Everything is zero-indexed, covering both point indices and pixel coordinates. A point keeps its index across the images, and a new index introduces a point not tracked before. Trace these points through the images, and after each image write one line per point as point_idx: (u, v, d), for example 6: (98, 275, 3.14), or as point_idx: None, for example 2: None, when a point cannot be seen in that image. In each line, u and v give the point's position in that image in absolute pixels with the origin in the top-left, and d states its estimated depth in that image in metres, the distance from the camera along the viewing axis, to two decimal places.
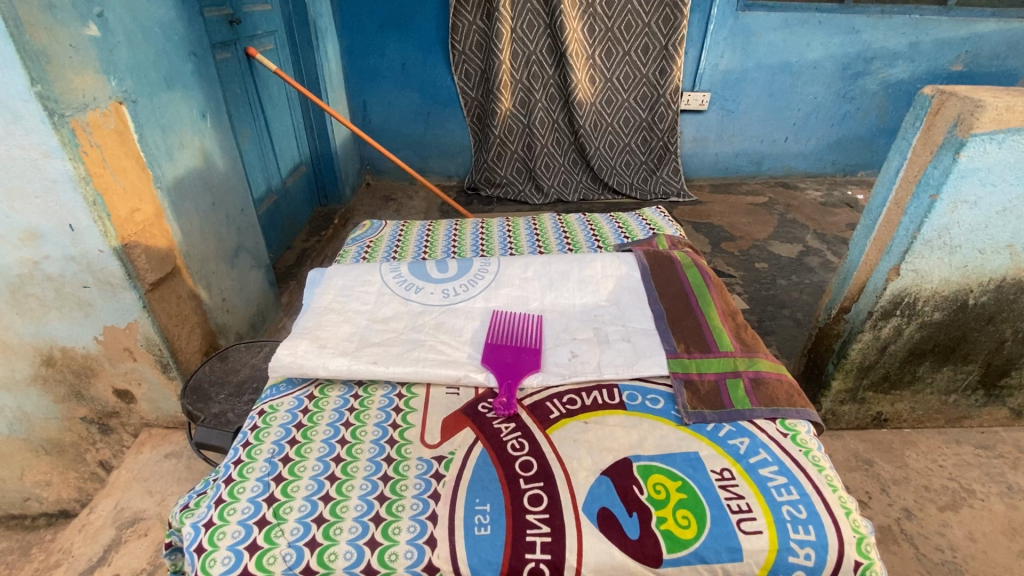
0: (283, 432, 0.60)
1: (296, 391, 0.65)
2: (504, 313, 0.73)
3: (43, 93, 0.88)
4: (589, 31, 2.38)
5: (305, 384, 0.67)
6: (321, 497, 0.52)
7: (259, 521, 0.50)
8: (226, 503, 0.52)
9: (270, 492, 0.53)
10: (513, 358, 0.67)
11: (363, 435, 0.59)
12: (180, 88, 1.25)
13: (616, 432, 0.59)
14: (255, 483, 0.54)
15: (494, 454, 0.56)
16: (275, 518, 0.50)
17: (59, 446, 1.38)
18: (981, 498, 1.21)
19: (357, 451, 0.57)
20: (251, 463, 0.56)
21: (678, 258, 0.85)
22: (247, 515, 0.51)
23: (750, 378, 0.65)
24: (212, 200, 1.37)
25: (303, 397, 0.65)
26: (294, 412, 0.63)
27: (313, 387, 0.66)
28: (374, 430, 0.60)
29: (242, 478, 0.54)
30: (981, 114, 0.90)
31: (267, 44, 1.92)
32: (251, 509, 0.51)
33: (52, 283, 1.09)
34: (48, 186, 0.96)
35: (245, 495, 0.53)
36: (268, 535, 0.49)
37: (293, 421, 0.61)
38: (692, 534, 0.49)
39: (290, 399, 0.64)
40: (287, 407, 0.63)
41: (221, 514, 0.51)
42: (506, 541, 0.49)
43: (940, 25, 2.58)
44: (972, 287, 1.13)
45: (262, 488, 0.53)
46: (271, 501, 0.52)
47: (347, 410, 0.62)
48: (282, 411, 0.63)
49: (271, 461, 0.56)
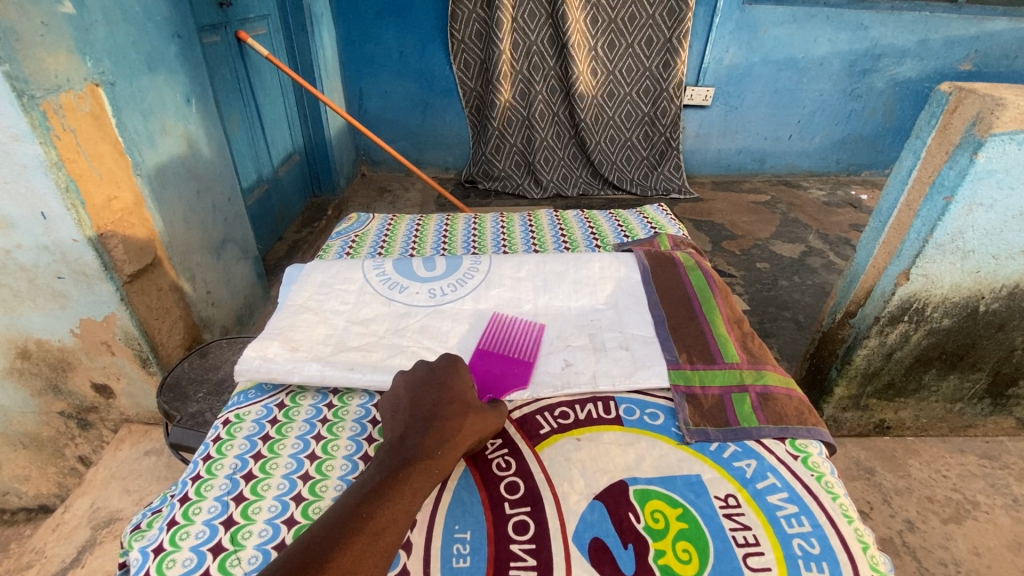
0: (248, 446, 0.55)
1: (265, 399, 0.61)
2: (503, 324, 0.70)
3: (11, 73, 0.83)
4: (591, 21, 2.32)
5: (276, 392, 0.62)
6: (284, 521, 0.48)
7: (214, 546, 0.46)
8: (179, 526, 0.47)
9: (230, 513, 0.48)
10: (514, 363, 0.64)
11: (335, 450, 0.55)
12: (163, 71, 1.19)
13: (612, 450, 0.54)
14: (213, 503, 0.49)
15: (478, 474, 0.52)
16: (231, 544, 0.46)
17: (37, 440, 1.34)
18: (985, 511, 1.17)
19: (327, 468, 0.53)
20: (210, 479, 0.52)
21: (681, 259, 0.80)
22: (200, 540, 0.46)
23: (758, 394, 0.60)
24: (196, 188, 1.32)
25: (272, 406, 0.60)
26: (261, 422, 0.58)
27: (284, 395, 0.62)
28: (348, 444, 0.56)
29: (199, 497, 0.50)
30: (1002, 113, 0.86)
31: (259, 28, 1.86)
32: (205, 533, 0.47)
33: (25, 273, 1.04)
34: (18, 171, 0.91)
35: (202, 517, 0.48)
36: (221, 564, 0.44)
37: (261, 433, 0.57)
38: (692, 570, 0.44)
39: (259, 407, 0.60)
40: (254, 417, 0.59)
41: (173, 538, 0.47)
42: (487, 574, 0.44)
43: (950, 23, 2.53)
44: (983, 294, 1.09)
45: (220, 509, 0.49)
46: (228, 525, 0.47)
47: (319, 421, 0.58)
48: (249, 422, 0.58)
49: (232, 478, 0.52)
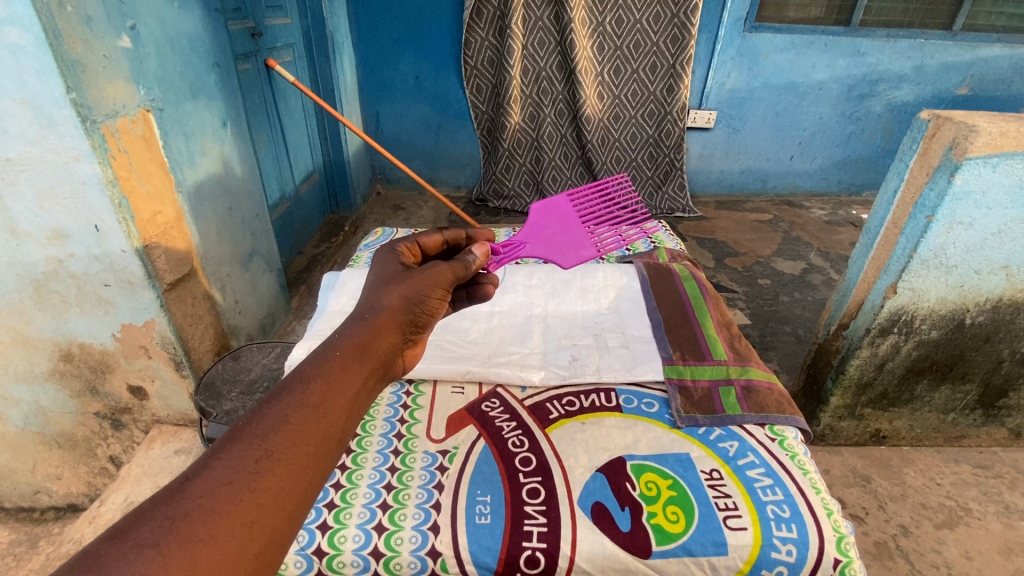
0: None
1: None
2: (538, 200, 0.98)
3: (78, 101, 0.92)
4: (598, 48, 2.45)
5: None
6: (378, 505, 0.62)
7: (321, 524, 0.60)
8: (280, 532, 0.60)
9: (331, 497, 0.63)
10: (576, 235, 0.96)
11: (368, 446, 0.70)
12: (203, 97, 1.30)
13: (612, 432, 0.70)
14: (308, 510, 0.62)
15: (495, 449, 0.68)
16: (336, 523, 0.60)
17: (71, 440, 1.42)
18: (978, 517, 1.22)
19: (362, 459, 0.68)
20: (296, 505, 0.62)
21: (677, 271, 1.00)
22: (303, 544, 0.58)
23: (742, 386, 0.77)
24: (228, 205, 1.42)
25: None
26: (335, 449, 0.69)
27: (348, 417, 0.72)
28: (379, 440, 0.71)
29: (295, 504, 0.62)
30: (975, 139, 0.93)
31: (286, 56, 2.00)
32: (305, 538, 0.59)
33: (75, 281, 1.13)
34: (77, 188, 1.00)
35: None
36: (331, 541, 0.59)
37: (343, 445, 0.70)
38: (680, 528, 0.59)
39: None
40: None
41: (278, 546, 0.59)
42: (505, 529, 0.59)
43: (945, 49, 2.62)
44: (968, 307, 1.15)
45: (315, 515, 0.61)
46: (330, 507, 0.62)
47: (397, 421, 0.74)
48: None
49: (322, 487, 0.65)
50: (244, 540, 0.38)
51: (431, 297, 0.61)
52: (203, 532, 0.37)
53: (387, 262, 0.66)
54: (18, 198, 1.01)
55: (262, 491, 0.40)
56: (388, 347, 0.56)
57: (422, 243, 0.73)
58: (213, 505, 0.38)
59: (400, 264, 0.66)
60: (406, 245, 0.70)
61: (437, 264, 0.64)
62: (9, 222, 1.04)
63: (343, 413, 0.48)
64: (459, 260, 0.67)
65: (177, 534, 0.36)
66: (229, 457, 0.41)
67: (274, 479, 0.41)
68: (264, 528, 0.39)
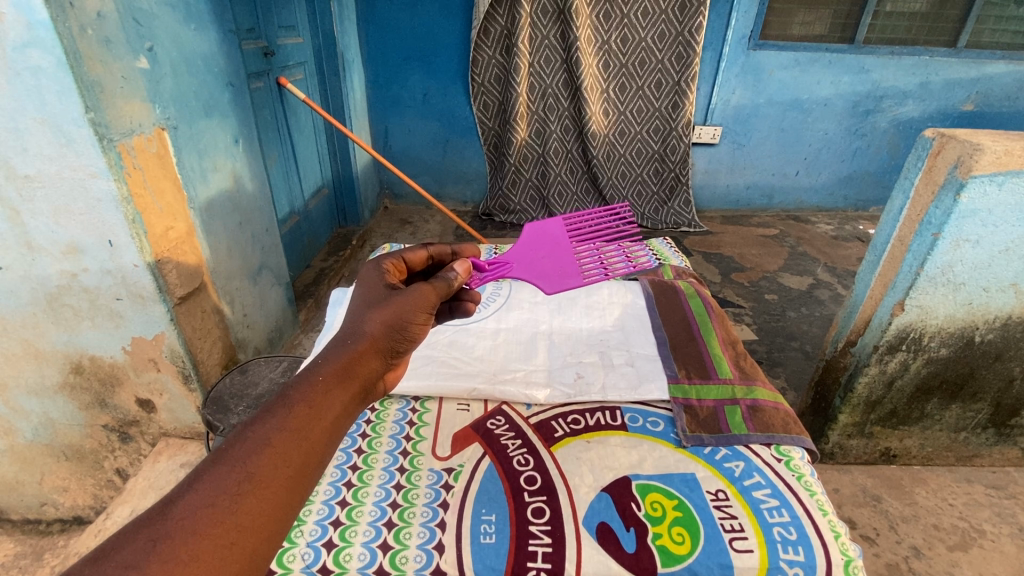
0: (338, 475, 0.69)
1: (342, 446, 0.73)
2: (530, 223, 0.99)
3: (95, 120, 0.94)
4: (603, 67, 2.49)
5: (350, 437, 0.75)
6: (384, 524, 0.62)
7: (326, 542, 0.60)
8: (284, 551, 0.59)
9: (336, 514, 0.63)
10: (565, 257, 0.95)
11: (374, 463, 0.70)
12: (217, 115, 1.33)
13: (617, 451, 0.71)
14: (313, 527, 0.62)
15: (500, 467, 0.69)
16: (341, 541, 0.60)
17: (79, 452, 1.43)
18: (991, 539, 1.20)
19: (367, 477, 0.68)
20: (301, 525, 0.62)
21: (682, 289, 1.01)
22: (308, 562, 0.58)
23: (747, 406, 0.77)
24: (239, 219, 1.44)
25: (351, 453, 0.72)
26: (342, 468, 0.70)
27: (360, 440, 0.74)
28: (385, 458, 0.71)
29: (300, 522, 0.62)
30: (980, 157, 0.93)
31: (297, 74, 2.04)
32: (310, 555, 0.59)
33: (88, 294, 1.14)
34: (93, 204, 1.02)
35: (312, 518, 0.63)
36: (336, 559, 0.58)
37: (348, 464, 0.70)
38: (685, 550, 0.59)
39: (337, 455, 0.72)
40: (335, 463, 0.71)
41: (281, 562, 0.58)
42: (510, 549, 0.59)
43: (950, 66, 2.64)
44: (978, 324, 1.15)
45: (320, 532, 0.61)
46: (336, 525, 0.62)
47: (403, 438, 0.74)
48: (331, 469, 0.70)
49: (328, 504, 0.65)
50: (226, 560, 0.39)
51: (414, 323, 0.61)
52: (183, 553, 0.38)
53: (373, 283, 0.66)
54: (35, 214, 1.03)
55: (243, 514, 0.42)
56: (370, 371, 0.57)
57: (408, 258, 0.76)
58: (194, 528, 0.39)
59: (387, 285, 0.66)
60: (393, 260, 0.73)
61: (421, 283, 0.64)
62: (25, 237, 1.06)
63: (325, 436, 0.49)
64: (442, 275, 0.68)
65: (157, 555, 0.37)
66: (211, 479, 0.42)
67: (254, 501, 0.43)
68: (243, 550, 0.41)
